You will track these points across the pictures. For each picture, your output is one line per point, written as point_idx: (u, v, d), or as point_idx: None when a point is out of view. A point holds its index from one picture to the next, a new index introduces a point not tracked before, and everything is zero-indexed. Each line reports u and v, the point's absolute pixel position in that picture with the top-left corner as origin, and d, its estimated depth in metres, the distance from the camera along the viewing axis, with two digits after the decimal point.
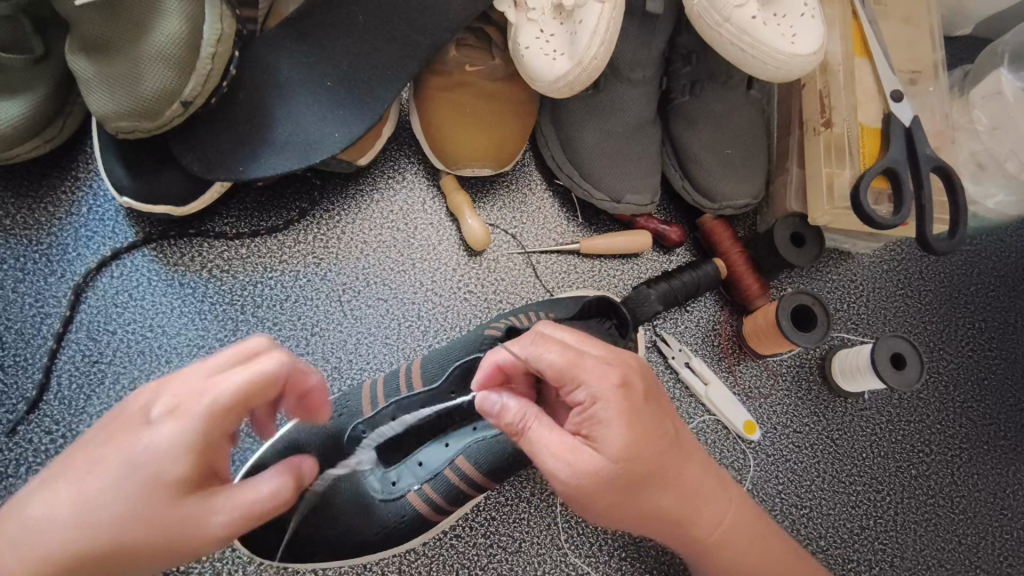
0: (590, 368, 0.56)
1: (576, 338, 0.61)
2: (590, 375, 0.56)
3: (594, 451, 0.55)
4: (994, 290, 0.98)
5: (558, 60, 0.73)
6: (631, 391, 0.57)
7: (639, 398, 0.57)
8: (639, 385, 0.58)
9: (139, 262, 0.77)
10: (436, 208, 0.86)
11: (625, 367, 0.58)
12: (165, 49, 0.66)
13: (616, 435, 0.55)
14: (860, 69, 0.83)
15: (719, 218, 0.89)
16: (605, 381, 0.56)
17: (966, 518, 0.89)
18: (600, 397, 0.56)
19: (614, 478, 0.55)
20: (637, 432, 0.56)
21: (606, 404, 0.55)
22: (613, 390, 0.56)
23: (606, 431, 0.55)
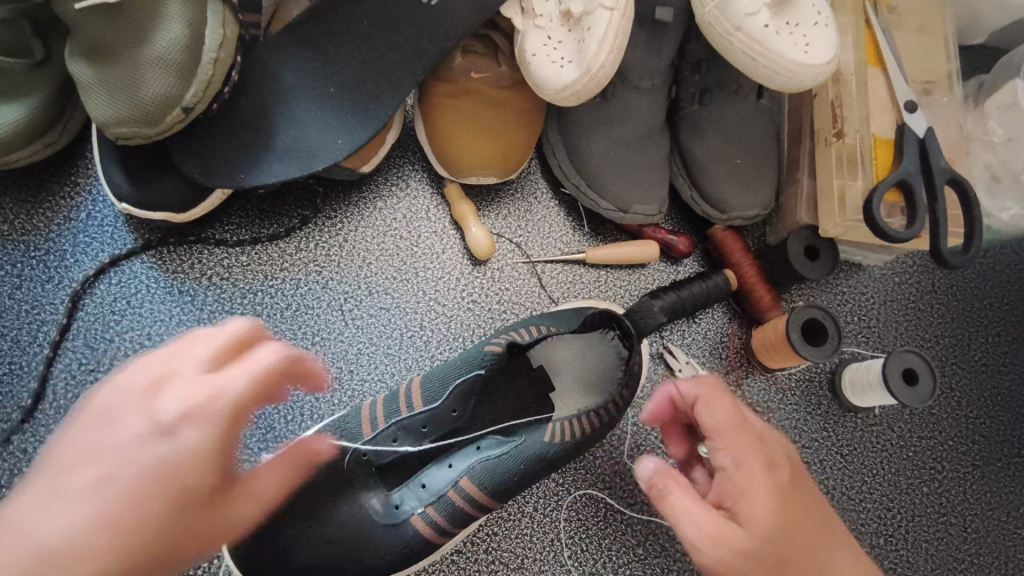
0: (735, 437, 0.60)
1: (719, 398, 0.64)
2: (738, 448, 0.60)
3: (741, 526, 0.56)
4: (1008, 303, 0.96)
5: (565, 68, 0.72)
6: (777, 470, 0.60)
7: (783, 478, 0.60)
8: (784, 466, 0.61)
9: (137, 269, 0.75)
10: (439, 216, 0.85)
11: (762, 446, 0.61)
12: (167, 54, 0.65)
13: (755, 507, 0.57)
14: (873, 79, 0.81)
15: (728, 229, 0.88)
16: (751, 454, 0.60)
17: (979, 537, 0.87)
18: (744, 466, 0.59)
19: (759, 556, 0.55)
20: (779, 510, 0.58)
21: (752, 474, 0.59)
22: (757, 463, 0.60)
23: (750, 505, 0.57)
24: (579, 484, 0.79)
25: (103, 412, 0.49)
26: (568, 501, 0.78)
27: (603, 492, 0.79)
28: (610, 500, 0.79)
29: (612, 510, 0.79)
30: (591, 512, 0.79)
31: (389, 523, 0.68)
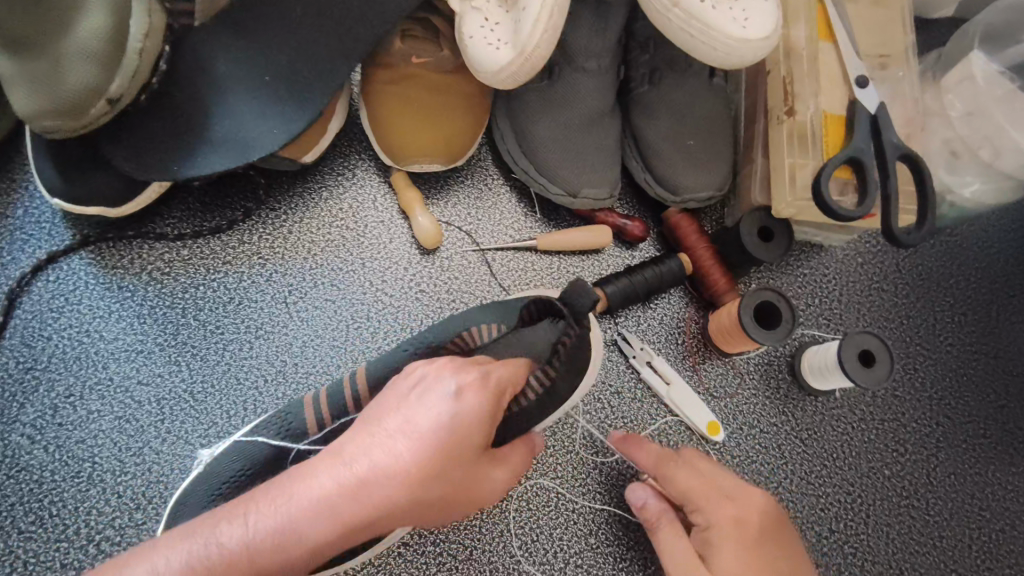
0: (706, 497, 0.69)
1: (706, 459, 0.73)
2: (709, 504, 0.68)
3: (707, 570, 0.66)
4: (976, 282, 0.94)
5: (501, 49, 0.70)
6: (749, 523, 0.68)
7: (753, 529, 0.67)
8: (756, 518, 0.68)
9: (76, 265, 0.75)
10: (386, 205, 0.83)
11: (745, 502, 0.69)
12: (87, 45, 0.63)
13: (725, 556, 0.66)
14: (824, 54, 0.79)
15: (683, 212, 0.86)
16: (721, 512, 0.68)
17: (942, 520, 0.86)
18: (715, 524, 0.67)
19: None
20: (747, 566, 0.65)
21: (717, 532, 0.67)
22: (729, 521, 0.67)
23: (719, 556, 0.66)
24: (530, 474, 0.78)
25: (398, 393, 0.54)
26: (519, 491, 0.78)
27: (554, 482, 0.79)
28: (561, 489, 0.79)
29: (563, 500, 0.78)
30: (542, 502, 0.78)
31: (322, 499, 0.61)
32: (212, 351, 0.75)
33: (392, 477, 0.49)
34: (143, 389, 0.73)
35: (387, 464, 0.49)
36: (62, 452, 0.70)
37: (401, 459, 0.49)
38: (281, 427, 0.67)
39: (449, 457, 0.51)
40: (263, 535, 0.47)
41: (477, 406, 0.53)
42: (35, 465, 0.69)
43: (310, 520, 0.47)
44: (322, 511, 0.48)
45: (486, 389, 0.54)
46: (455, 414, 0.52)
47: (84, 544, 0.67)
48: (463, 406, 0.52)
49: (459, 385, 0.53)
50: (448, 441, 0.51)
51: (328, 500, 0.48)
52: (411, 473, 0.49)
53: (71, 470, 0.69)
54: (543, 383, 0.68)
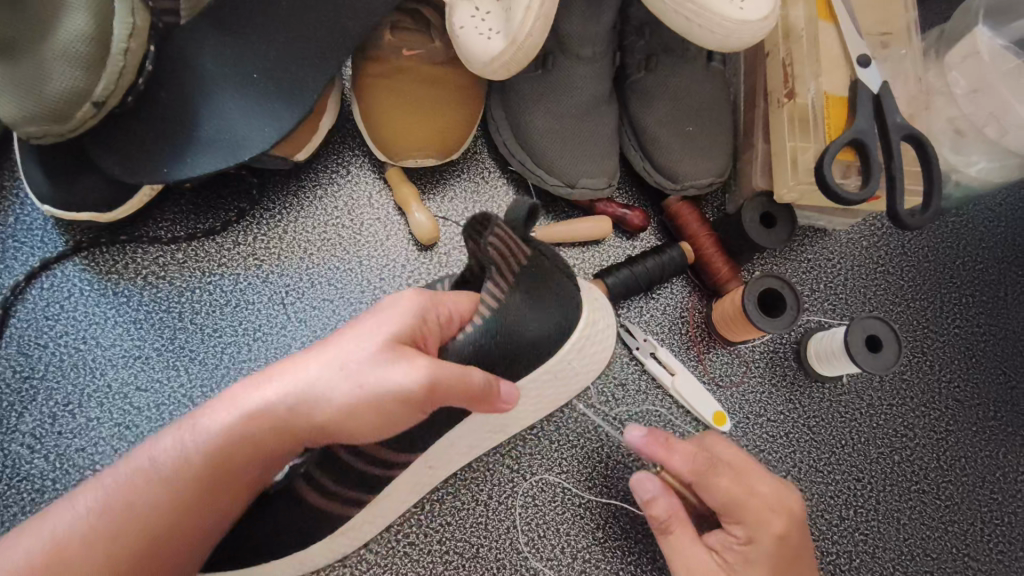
0: (753, 511, 0.65)
1: (746, 464, 0.68)
2: (755, 517, 0.65)
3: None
4: (983, 262, 0.93)
5: (493, 39, 0.68)
6: (789, 543, 0.65)
7: (789, 548, 0.65)
8: (795, 538, 0.66)
9: (70, 272, 0.74)
10: (382, 202, 0.82)
11: (783, 515, 0.66)
12: (71, 47, 0.62)
13: (749, 569, 0.64)
14: (825, 33, 0.77)
15: (684, 200, 0.84)
16: (767, 530, 0.65)
17: (953, 504, 0.85)
18: (755, 540, 0.65)
19: None
20: None
21: (758, 550, 0.64)
22: (771, 537, 0.65)
23: (745, 569, 0.64)
24: (535, 469, 0.78)
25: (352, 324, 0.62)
26: (524, 487, 0.77)
27: (560, 476, 0.78)
28: (567, 484, 0.78)
29: (570, 495, 0.78)
30: (548, 497, 0.77)
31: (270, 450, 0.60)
32: (209, 354, 0.74)
33: (289, 376, 0.55)
34: (142, 395, 0.72)
35: (292, 369, 0.55)
36: (62, 460, 0.69)
37: (304, 364, 0.55)
38: None
39: (347, 360, 0.54)
40: (183, 439, 0.54)
41: (384, 320, 0.57)
42: (36, 475, 0.68)
43: (218, 418, 0.54)
44: (232, 409, 0.54)
45: (398, 307, 0.58)
46: (364, 327, 0.56)
47: None
48: (372, 322, 0.57)
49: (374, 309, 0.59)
50: (348, 346, 0.55)
51: (239, 401, 0.55)
52: (310, 372, 0.54)
53: (72, 478, 0.69)
54: (496, 297, 0.61)
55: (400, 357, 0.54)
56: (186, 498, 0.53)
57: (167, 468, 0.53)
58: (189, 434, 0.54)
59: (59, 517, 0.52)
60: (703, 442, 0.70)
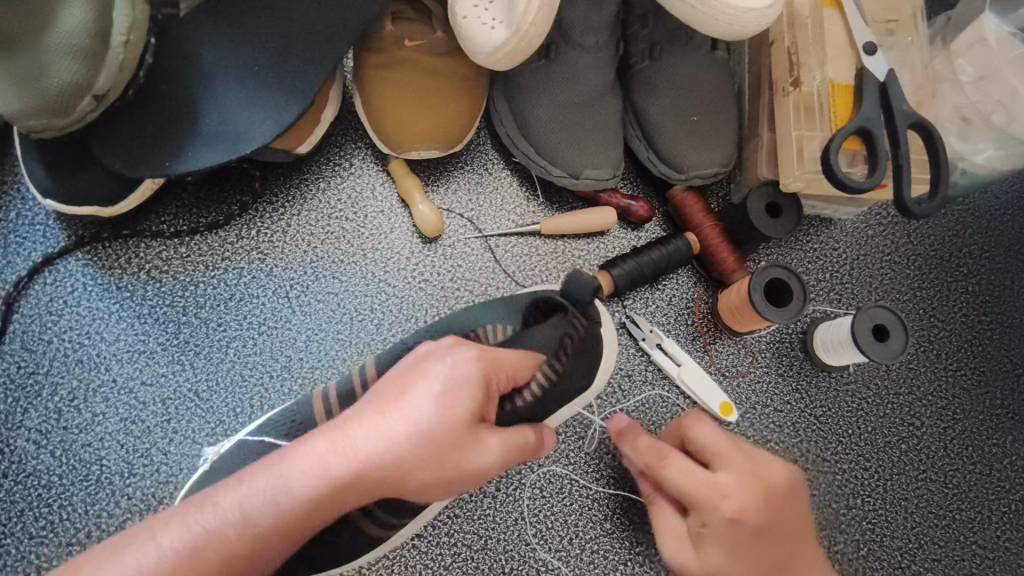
0: (701, 490, 0.62)
1: (715, 450, 0.67)
2: (706, 502, 0.62)
3: (692, 556, 0.64)
4: (990, 251, 0.92)
5: (496, 29, 0.68)
6: (743, 529, 0.60)
7: (748, 532, 0.61)
8: (753, 522, 0.61)
9: (72, 267, 0.73)
10: (386, 194, 0.82)
11: (738, 499, 0.62)
12: (70, 40, 0.61)
13: (707, 551, 0.62)
14: (830, 21, 0.76)
15: (689, 190, 0.84)
16: (715, 513, 0.61)
17: (960, 492, 0.85)
18: (707, 522, 0.62)
19: None
20: (731, 567, 0.60)
21: (710, 533, 0.61)
22: (721, 521, 0.61)
23: (704, 551, 0.62)
24: (542, 461, 0.78)
25: (398, 369, 0.56)
26: (531, 479, 0.77)
27: (567, 468, 0.78)
28: (574, 475, 0.78)
29: (577, 486, 0.78)
30: (556, 488, 0.77)
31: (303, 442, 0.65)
32: (215, 349, 0.74)
33: (380, 434, 0.50)
34: (148, 389, 0.72)
35: (376, 426, 0.51)
36: (69, 456, 0.69)
37: (392, 423, 0.51)
38: (290, 428, 0.66)
39: (441, 426, 0.51)
40: (250, 509, 0.48)
41: (468, 376, 0.54)
42: (42, 470, 0.68)
43: (301, 475, 0.49)
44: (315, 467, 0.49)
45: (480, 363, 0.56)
46: (452, 382, 0.53)
47: None
48: (458, 375, 0.54)
49: (454, 354, 0.55)
50: (441, 407, 0.52)
51: (322, 458, 0.49)
52: (402, 433, 0.51)
53: (79, 474, 0.69)
54: (551, 373, 0.66)
55: (482, 431, 0.54)
56: (261, 553, 0.48)
57: (247, 522, 0.48)
58: (270, 486, 0.49)
59: (138, 557, 0.46)
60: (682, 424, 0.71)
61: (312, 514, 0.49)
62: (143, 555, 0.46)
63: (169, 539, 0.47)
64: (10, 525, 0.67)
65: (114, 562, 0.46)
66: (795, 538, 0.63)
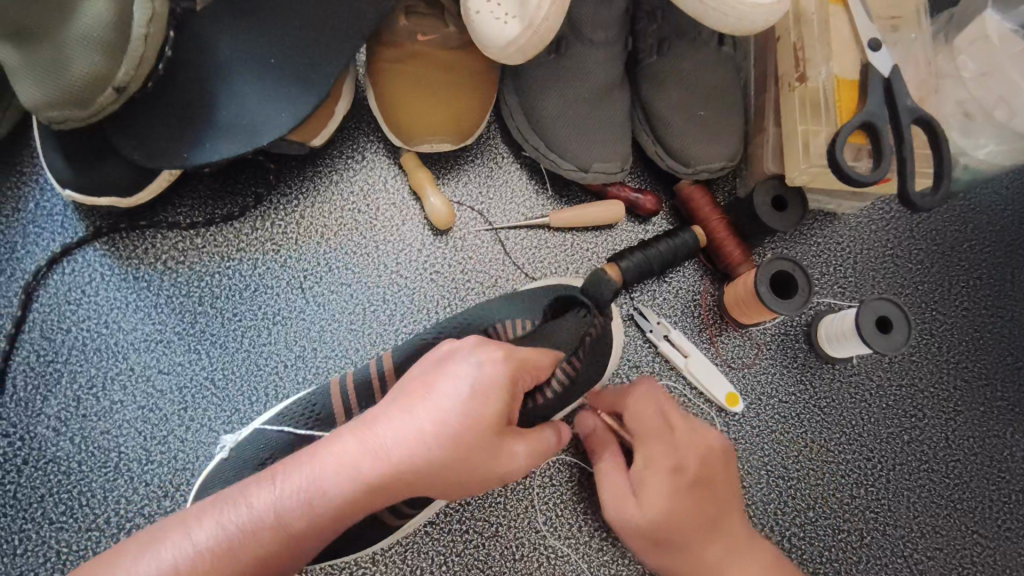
0: (653, 441, 0.69)
1: (664, 403, 0.72)
2: (654, 449, 0.69)
3: (634, 503, 0.67)
4: (991, 245, 0.94)
5: (509, 24, 0.69)
6: (685, 473, 0.68)
7: (689, 478, 0.68)
8: (693, 468, 0.68)
9: (90, 257, 0.75)
10: (398, 187, 0.83)
11: (684, 446, 0.69)
12: (92, 32, 0.63)
13: (652, 495, 0.66)
14: (836, 17, 0.77)
15: (696, 184, 0.85)
16: (663, 460, 0.68)
17: (961, 482, 0.86)
18: (654, 468, 0.68)
19: (646, 530, 0.66)
20: (673, 506, 0.66)
21: (654, 476, 0.67)
22: (668, 467, 0.68)
23: (648, 495, 0.67)
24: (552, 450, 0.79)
25: (422, 366, 0.57)
26: (541, 468, 0.78)
27: (577, 457, 0.79)
28: (583, 464, 0.79)
29: (586, 475, 0.79)
30: (565, 477, 0.78)
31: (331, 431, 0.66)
32: (230, 338, 0.75)
33: (414, 437, 0.52)
34: (165, 378, 0.73)
35: (407, 428, 0.52)
36: (88, 443, 0.70)
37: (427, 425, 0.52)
38: (307, 416, 0.67)
39: (460, 433, 0.52)
40: (281, 508, 0.49)
41: (497, 380, 0.55)
42: (62, 457, 0.69)
43: (334, 474, 0.50)
44: (349, 467, 0.51)
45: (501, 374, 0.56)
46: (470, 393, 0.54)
47: (115, 532, 0.68)
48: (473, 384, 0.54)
49: (474, 362, 0.56)
50: (469, 408, 0.53)
51: (358, 458, 0.51)
52: (429, 434, 0.52)
53: (98, 460, 0.70)
54: (568, 372, 0.71)
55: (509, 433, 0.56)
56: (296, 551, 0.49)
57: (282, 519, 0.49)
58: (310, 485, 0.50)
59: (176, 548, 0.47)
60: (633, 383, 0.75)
61: (344, 513, 0.50)
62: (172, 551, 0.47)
63: (201, 532, 0.48)
64: (30, 510, 0.68)
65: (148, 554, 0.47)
66: (724, 484, 0.70)
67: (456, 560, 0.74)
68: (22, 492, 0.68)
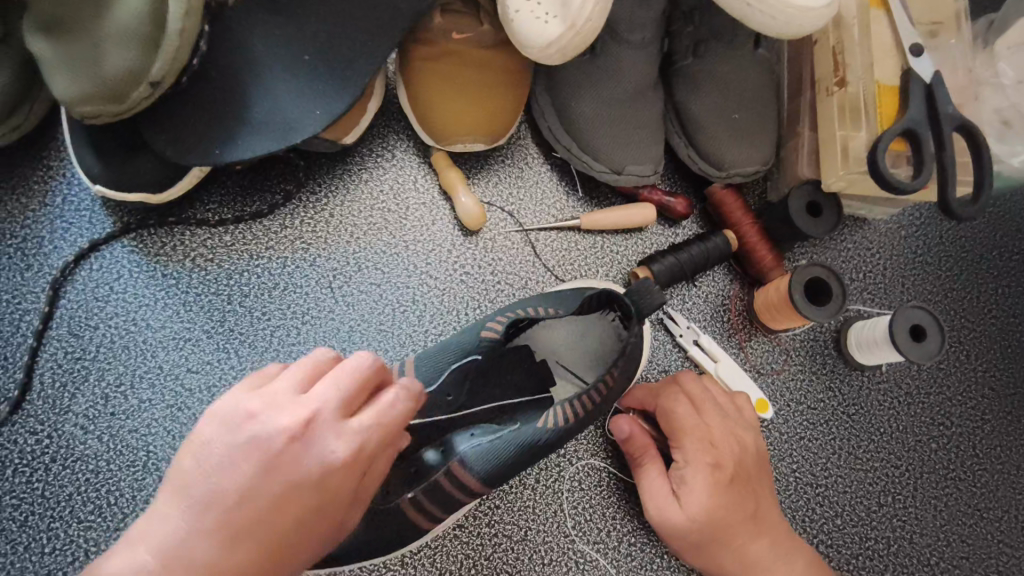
0: (691, 441, 0.73)
1: (700, 400, 0.75)
2: (693, 448, 0.72)
3: (677, 504, 0.71)
4: (1020, 253, 0.93)
5: (550, 23, 0.68)
6: (724, 470, 0.71)
7: (726, 475, 0.72)
8: (729, 465, 0.72)
9: (119, 253, 0.74)
10: (428, 186, 0.82)
11: (721, 444, 0.73)
12: (128, 25, 0.61)
13: (695, 495, 0.71)
14: (876, 21, 0.76)
15: (728, 188, 0.84)
16: (701, 459, 0.72)
17: (988, 491, 0.86)
18: (694, 467, 0.72)
19: (689, 529, 0.71)
20: (714, 503, 0.70)
21: (694, 475, 0.71)
22: (706, 466, 0.71)
23: (689, 495, 0.71)
24: (581, 455, 0.78)
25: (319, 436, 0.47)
26: (571, 472, 0.78)
27: (606, 461, 0.79)
28: (613, 469, 0.78)
29: (616, 479, 0.78)
30: (594, 481, 0.78)
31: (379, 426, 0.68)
32: (259, 337, 0.74)
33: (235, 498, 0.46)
34: (193, 376, 0.72)
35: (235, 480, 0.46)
36: (115, 441, 0.69)
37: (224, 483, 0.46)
38: None
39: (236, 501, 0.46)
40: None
41: (340, 443, 0.46)
42: (90, 455, 0.69)
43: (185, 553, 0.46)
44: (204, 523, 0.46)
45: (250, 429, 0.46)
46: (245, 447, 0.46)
47: None
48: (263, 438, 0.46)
49: (281, 414, 0.46)
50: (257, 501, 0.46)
51: (189, 519, 0.46)
52: (210, 512, 0.46)
53: (126, 459, 0.69)
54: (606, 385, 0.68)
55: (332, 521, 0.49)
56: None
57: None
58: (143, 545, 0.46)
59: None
60: (671, 378, 0.78)
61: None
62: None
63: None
64: (58, 509, 0.67)
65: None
66: (758, 479, 0.74)
67: (485, 564, 0.74)
68: (50, 491, 0.67)
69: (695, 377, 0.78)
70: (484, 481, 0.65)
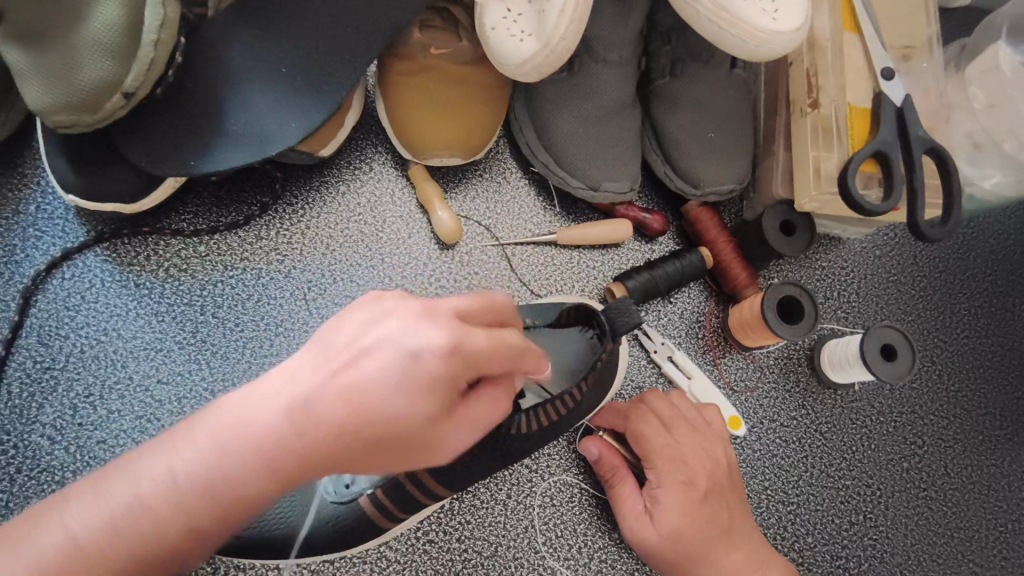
0: (662, 458, 0.73)
1: (672, 416, 0.76)
2: (665, 465, 0.73)
3: (651, 524, 0.72)
4: (992, 275, 0.94)
5: (525, 41, 0.68)
6: (695, 488, 0.72)
7: (699, 493, 0.72)
8: (702, 482, 0.72)
9: (91, 263, 0.73)
10: (405, 199, 0.82)
11: (694, 460, 0.73)
12: (104, 37, 0.62)
13: (667, 514, 0.71)
14: (849, 45, 0.78)
15: (704, 206, 0.85)
16: (672, 475, 0.72)
17: (959, 511, 0.86)
18: (665, 484, 0.72)
19: (663, 548, 0.71)
20: (686, 521, 0.71)
21: (668, 494, 0.72)
22: (678, 484, 0.72)
23: (661, 513, 0.71)
24: (553, 470, 0.78)
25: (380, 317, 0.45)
26: (542, 487, 0.77)
27: (577, 477, 0.79)
28: (585, 484, 0.78)
29: (587, 496, 0.78)
30: (565, 497, 0.78)
31: (339, 502, 0.68)
32: (231, 349, 0.74)
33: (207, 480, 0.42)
34: (163, 387, 0.72)
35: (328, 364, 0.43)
36: (82, 452, 0.69)
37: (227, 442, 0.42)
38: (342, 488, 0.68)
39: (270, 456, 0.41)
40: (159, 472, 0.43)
41: (440, 380, 0.42)
42: (55, 466, 0.68)
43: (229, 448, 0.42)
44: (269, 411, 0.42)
45: (334, 368, 0.43)
46: (296, 392, 0.42)
47: None
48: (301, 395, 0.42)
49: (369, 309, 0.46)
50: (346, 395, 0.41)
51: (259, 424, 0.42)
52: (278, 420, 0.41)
53: (93, 470, 0.68)
54: (577, 396, 0.69)
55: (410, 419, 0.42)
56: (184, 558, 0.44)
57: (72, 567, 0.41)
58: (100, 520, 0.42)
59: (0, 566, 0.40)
60: (641, 397, 0.78)
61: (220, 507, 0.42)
62: (47, 538, 0.42)
63: (77, 516, 0.43)
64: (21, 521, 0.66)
65: (24, 543, 0.42)
66: (731, 494, 0.75)
67: None
68: (13, 501, 0.66)
69: (664, 393, 0.79)
70: (448, 485, 0.68)
